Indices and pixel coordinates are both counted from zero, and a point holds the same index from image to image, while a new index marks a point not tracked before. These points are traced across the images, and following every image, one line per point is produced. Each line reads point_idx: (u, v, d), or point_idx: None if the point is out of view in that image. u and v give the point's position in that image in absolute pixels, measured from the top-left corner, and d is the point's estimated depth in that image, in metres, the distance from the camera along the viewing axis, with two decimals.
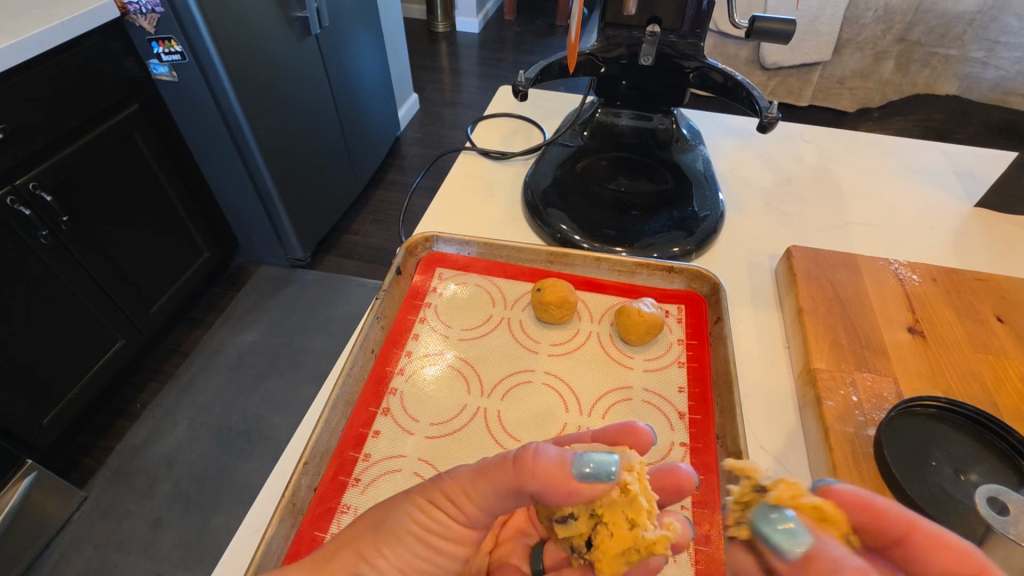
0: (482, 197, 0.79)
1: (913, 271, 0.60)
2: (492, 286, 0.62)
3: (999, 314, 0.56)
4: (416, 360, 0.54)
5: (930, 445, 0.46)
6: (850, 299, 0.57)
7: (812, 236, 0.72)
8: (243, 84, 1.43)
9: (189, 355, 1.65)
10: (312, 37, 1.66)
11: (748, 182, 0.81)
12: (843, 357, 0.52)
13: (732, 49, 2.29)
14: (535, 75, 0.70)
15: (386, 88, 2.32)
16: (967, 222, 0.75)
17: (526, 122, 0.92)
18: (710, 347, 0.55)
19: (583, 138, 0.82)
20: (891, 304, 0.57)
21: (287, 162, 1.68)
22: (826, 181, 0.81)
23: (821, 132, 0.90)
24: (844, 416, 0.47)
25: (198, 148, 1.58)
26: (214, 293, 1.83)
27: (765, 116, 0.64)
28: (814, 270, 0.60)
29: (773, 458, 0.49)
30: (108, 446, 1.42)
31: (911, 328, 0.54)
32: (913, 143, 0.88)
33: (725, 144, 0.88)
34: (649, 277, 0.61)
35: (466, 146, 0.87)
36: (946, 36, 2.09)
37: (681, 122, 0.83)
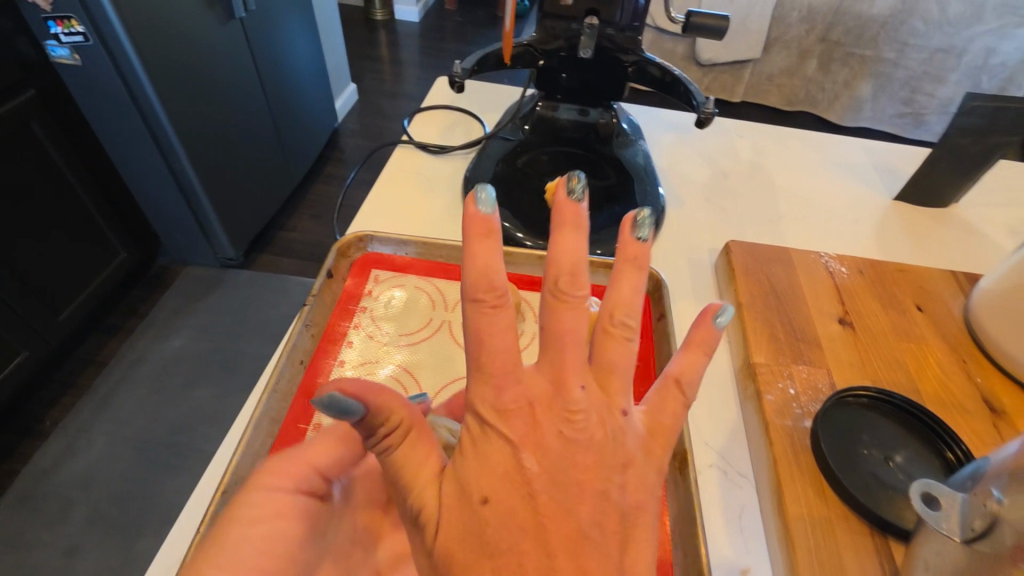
0: (421, 192, 0.76)
1: (842, 264, 0.62)
2: (430, 289, 0.59)
3: (919, 304, 0.59)
4: (351, 370, 0.51)
5: (864, 435, 0.47)
6: (785, 292, 0.59)
7: (749, 230, 0.74)
8: (159, 69, 1.32)
9: (107, 365, 1.51)
10: (236, 21, 1.56)
11: (687, 176, 0.82)
12: (780, 350, 0.53)
13: (669, 45, 2.35)
14: (472, 65, 0.67)
15: (321, 76, 2.22)
16: (887, 215, 0.79)
17: (467, 114, 0.89)
18: (655, 344, 0.55)
19: (524, 132, 0.80)
20: (822, 296, 0.59)
21: (211, 155, 1.57)
22: (760, 175, 0.83)
23: (755, 127, 0.92)
24: (782, 410, 0.48)
25: (107, 139, 1.44)
26: (133, 297, 1.69)
27: (702, 111, 0.64)
28: (751, 264, 0.62)
29: (717, 454, 0.49)
30: (12, 469, 1.29)
31: (841, 320, 0.56)
32: (838, 139, 0.92)
33: (664, 139, 0.88)
34: (593, 275, 0.60)
35: (403, 139, 0.83)
36: (863, 37, 2.22)
37: (621, 116, 0.82)
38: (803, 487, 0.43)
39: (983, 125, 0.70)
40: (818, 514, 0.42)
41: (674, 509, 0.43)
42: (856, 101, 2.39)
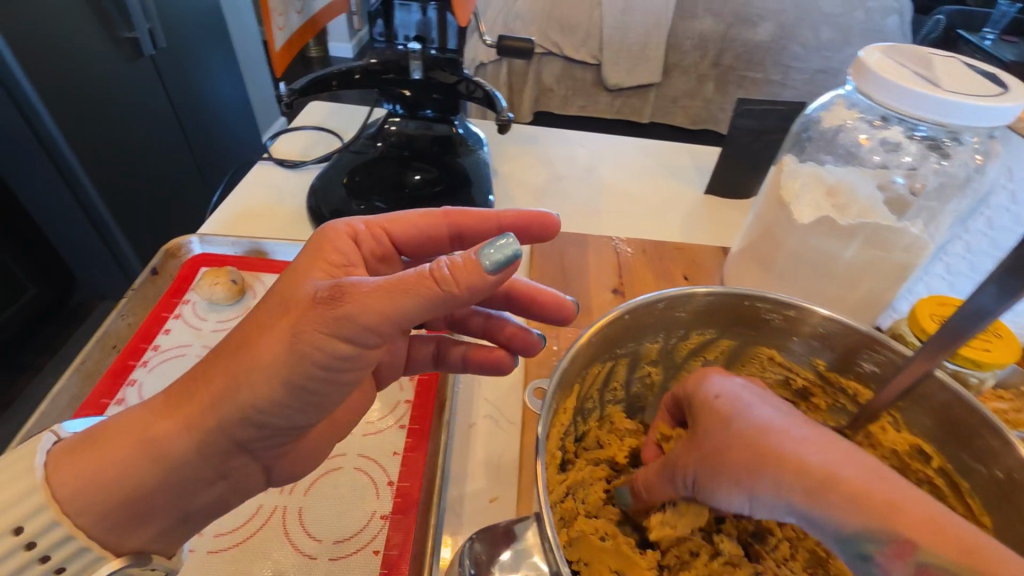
0: (271, 203, 0.82)
1: (629, 245, 0.72)
2: (253, 280, 0.64)
3: (686, 274, 0.68)
4: (162, 352, 0.56)
5: None
6: (572, 269, 0.68)
7: (570, 223, 0.83)
8: (59, 104, 1.43)
9: (11, 406, 1.60)
10: (146, 58, 1.70)
11: (524, 181, 0.91)
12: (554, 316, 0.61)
13: (578, 73, 2.55)
14: (302, 87, 0.75)
15: (242, 109, 2.32)
16: (697, 207, 0.90)
17: (327, 132, 0.97)
18: None
19: (374, 146, 0.88)
20: (603, 272, 0.68)
21: (117, 182, 1.65)
22: (590, 177, 0.93)
23: (596, 138, 1.04)
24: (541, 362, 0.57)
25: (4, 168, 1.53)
26: (46, 334, 1.79)
27: (501, 118, 0.73)
28: (548, 248, 0.70)
29: (492, 405, 0.57)
30: None
31: (615, 290, 0.65)
32: (670, 145, 1.04)
33: (510, 149, 0.98)
34: None
35: (263, 156, 0.90)
36: (750, 61, 2.47)
37: (462, 127, 0.92)
38: None
39: (758, 126, 0.82)
40: None
41: (430, 447, 0.50)
42: None
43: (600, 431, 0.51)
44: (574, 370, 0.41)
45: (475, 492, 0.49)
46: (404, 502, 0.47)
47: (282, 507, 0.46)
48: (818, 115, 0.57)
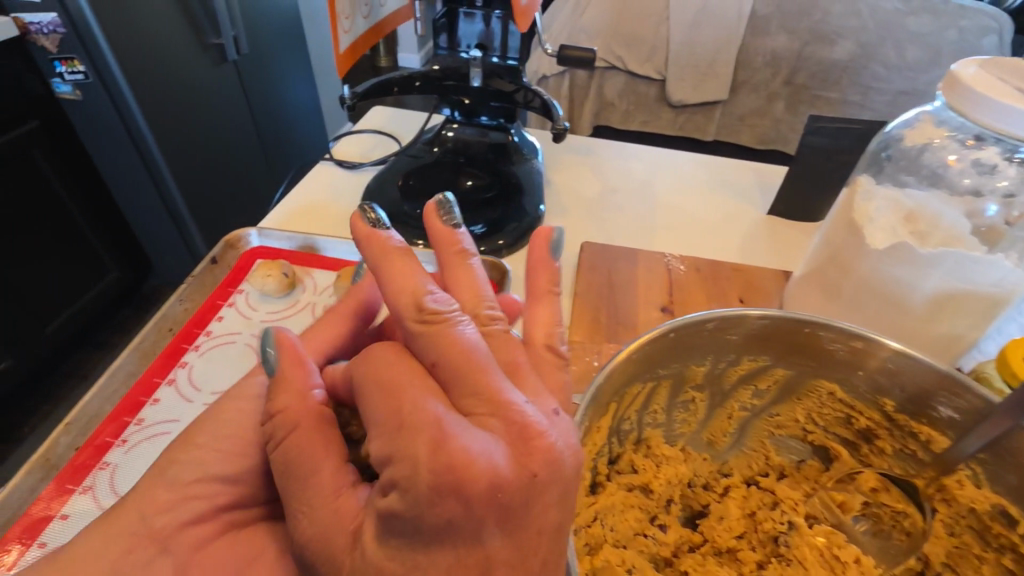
0: (327, 200, 0.84)
1: (682, 262, 0.69)
2: (304, 274, 0.66)
3: (742, 296, 0.65)
4: (214, 338, 0.58)
5: None
6: (619, 284, 0.65)
7: (622, 238, 0.81)
8: (148, 103, 1.55)
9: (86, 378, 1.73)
10: (229, 63, 1.82)
11: (577, 192, 0.90)
12: (597, 331, 0.59)
13: (642, 88, 2.52)
14: (365, 91, 0.77)
15: (312, 113, 2.44)
16: (759, 227, 0.85)
17: (387, 137, 1.00)
18: None
19: (430, 151, 0.89)
20: (653, 289, 0.65)
21: (194, 177, 1.77)
22: (646, 192, 0.91)
23: (654, 152, 1.01)
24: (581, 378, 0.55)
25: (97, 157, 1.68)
26: (121, 315, 1.94)
27: (556, 126, 0.72)
28: (596, 261, 0.69)
29: None
30: None
31: (664, 308, 0.63)
32: (733, 163, 1.00)
33: (565, 160, 0.97)
34: None
35: (326, 157, 0.93)
36: (827, 80, 2.36)
37: (519, 137, 0.92)
38: None
39: (831, 144, 0.77)
40: None
41: None
42: None
43: (634, 455, 0.48)
44: (610, 386, 0.40)
45: None
46: None
47: None
48: (899, 134, 0.53)
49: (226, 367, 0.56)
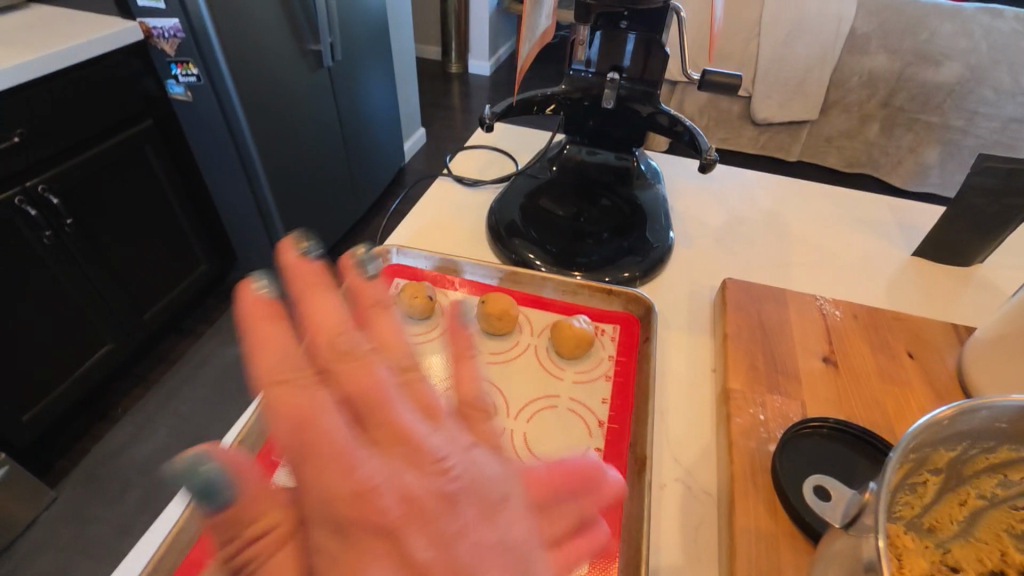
0: (451, 219, 0.84)
1: (837, 307, 0.64)
2: (442, 297, 0.66)
3: (910, 350, 0.60)
4: None
5: (826, 462, 0.48)
6: (772, 328, 0.61)
7: (757, 274, 0.76)
8: (251, 106, 1.61)
9: (175, 365, 1.81)
10: (324, 69, 1.87)
11: (701, 221, 0.86)
12: (756, 380, 0.56)
13: (725, 104, 2.45)
14: (502, 110, 0.76)
15: (392, 118, 2.48)
16: (903, 269, 0.79)
17: (502, 154, 0.99)
18: (637, 363, 0.59)
19: (551, 171, 0.88)
20: (811, 335, 0.61)
21: (285, 177, 1.83)
22: (776, 224, 0.86)
23: (777, 181, 0.96)
24: (748, 432, 0.51)
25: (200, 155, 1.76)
26: (208, 306, 2.02)
27: (705, 157, 0.68)
28: (743, 300, 0.65)
29: (683, 469, 0.52)
30: (84, 449, 1.56)
31: (825, 357, 0.58)
32: (865, 196, 0.93)
33: (685, 185, 0.94)
34: (591, 298, 0.65)
35: (443, 172, 0.93)
36: (928, 103, 2.22)
37: (642, 161, 0.89)
38: (756, 503, 0.46)
39: (1000, 187, 0.70)
40: (766, 529, 0.44)
41: (627, 507, 0.47)
42: (921, 167, 2.36)
43: None
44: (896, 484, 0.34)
45: (672, 567, 0.45)
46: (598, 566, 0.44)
47: None
48: None
49: None
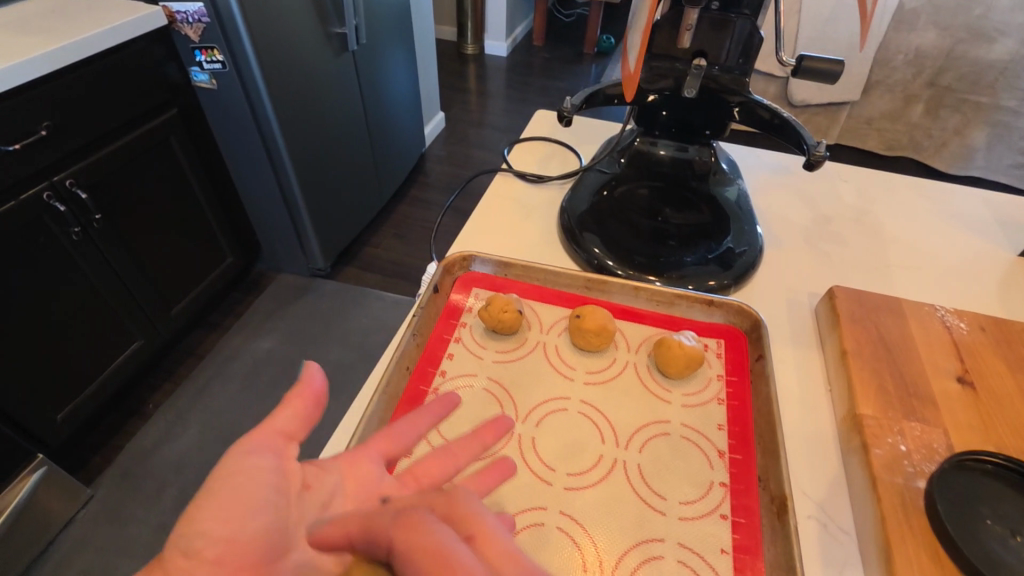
0: (518, 218, 0.79)
1: (961, 319, 0.59)
2: (526, 308, 0.61)
3: None
4: (451, 380, 0.54)
5: (986, 503, 0.44)
6: (895, 343, 0.56)
7: (855, 279, 0.70)
8: (278, 93, 1.55)
9: (204, 359, 1.78)
10: (348, 53, 1.79)
11: (785, 218, 0.80)
12: (889, 404, 0.50)
13: (760, 85, 2.35)
14: (580, 101, 0.70)
15: (413, 103, 2.41)
16: (1012, 270, 0.73)
17: (562, 146, 0.93)
18: (751, 384, 0.54)
19: (620, 165, 0.82)
20: (937, 351, 0.55)
21: (311, 167, 1.77)
22: (866, 222, 0.80)
23: (859, 173, 0.89)
24: (892, 466, 0.46)
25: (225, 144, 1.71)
26: (234, 298, 1.99)
27: (812, 154, 0.62)
28: (857, 311, 0.59)
29: (815, 504, 0.48)
30: (118, 446, 1.54)
31: (960, 378, 0.53)
32: (956, 189, 0.87)
33: (761, 179, 0.88)
34: (689, 309, 0.60)
35: (503, 167, 0.87)
36: (978, 83, 2.12)
37: (719, 155, 0.83)
38: (915, 549, 0.41)
39: None
40: None
41: (770, 555, 0.42)
42: (967, 149, 2.27)
43: None
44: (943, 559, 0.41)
45: None
46: None
47: None
48: None
49: (472, 417, 0.51)
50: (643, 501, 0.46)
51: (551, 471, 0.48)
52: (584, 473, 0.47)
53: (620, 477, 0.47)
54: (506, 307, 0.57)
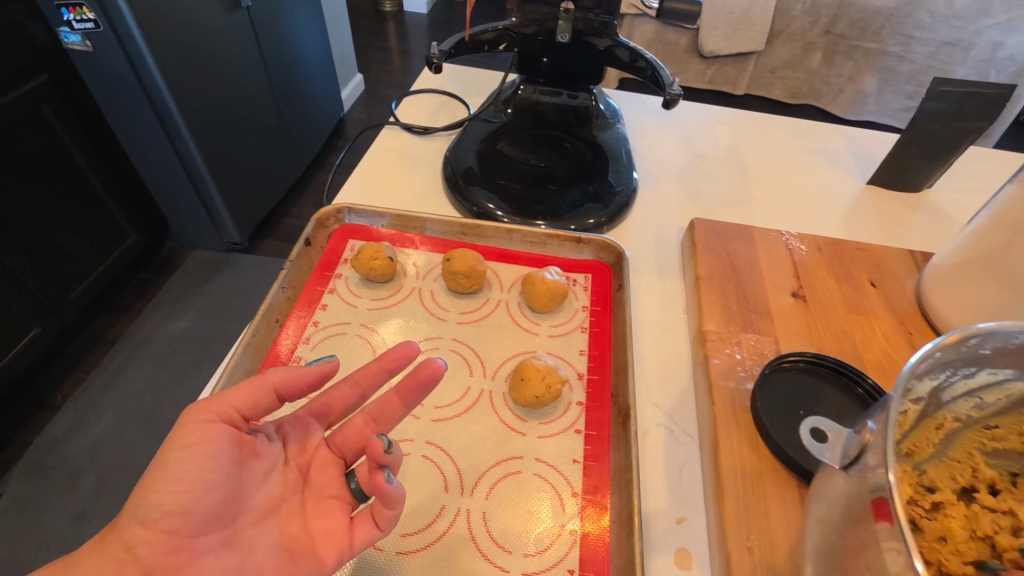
0: (404, 171, 0.79)
1: (802, 241, 0.65)
2: (403, 257, 0.62)
3: (873, 279, 0.61)
4: (324, 329, 0.54)
5: (801, 398, 0.49)
6: (743, 266, 0.61)
7: (721, 213, 0.75)
8: (164, 54, 1.44)
9: (115, 344, 1.69)
10: (241, 10, 1.69)
11: (663, 159, 0.84)
12: (731, 319, 0.55)
13: (671, 36, 2.39)
14: (451, 48, 0.70)
15: (325, 64, 2.30)
16: (859, 198, 0.80)
17: (452, 98, 0.92)
18: (612, 312, 0.57)
19: (506, 114, 0.82)
20: (778, 271, 0.61)
21: (212, 134, 1.67)
22: (736, 160, 0.85)
23: (735, 115, 0.94)
24: (726, 372, 0.51)
25: (108, 110, 1.55)
26: (143, 278, 1.88)
27: (669, 93, 0.65)
28: (713, 240, 0.64)
29: (664, 414, 0.53)
30: (25, 440, 1.46)
31: (795, 293, 0.59)
32: (819, 127, 0.93)
33: (644, 124, 0.91)
34: (560, 248, 0.63)
35: (390, 121, 0.86)
36: (867, 30, 2.24)
37: (601, 100, 0.85)
38: (738, 441, 0.46)
39: (952, 109, 0.71)
40: (749, 466, 0.45)
41: (615, 458, 0.46)
42: (860, 95, 2.41)
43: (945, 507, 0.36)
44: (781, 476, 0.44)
45: (660, 511, 0.46)
46: (595, 515, 0.43)
47: (465, 510, 0.44)
48: None
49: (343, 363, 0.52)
50: (505, 425, 0.49)
51: (418, 405, 0.50)
52: (452, 404, 0.50)
53: (484, 405, 0.50)
54: (377, 254, 0.57)
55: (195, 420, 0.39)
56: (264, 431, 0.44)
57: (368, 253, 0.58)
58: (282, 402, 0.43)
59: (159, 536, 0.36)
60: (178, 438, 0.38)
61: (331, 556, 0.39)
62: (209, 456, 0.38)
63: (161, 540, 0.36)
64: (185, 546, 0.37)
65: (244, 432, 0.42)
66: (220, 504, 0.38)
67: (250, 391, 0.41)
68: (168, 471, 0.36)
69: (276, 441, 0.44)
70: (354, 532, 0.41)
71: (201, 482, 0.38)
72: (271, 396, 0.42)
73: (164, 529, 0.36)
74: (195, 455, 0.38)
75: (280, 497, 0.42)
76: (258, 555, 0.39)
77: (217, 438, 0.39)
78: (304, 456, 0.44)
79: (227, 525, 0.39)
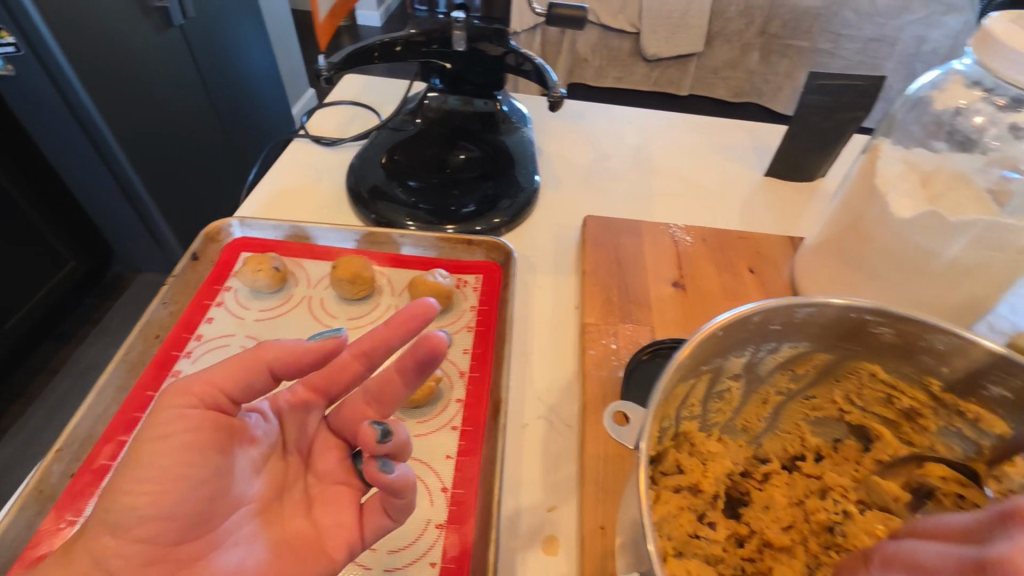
0: (310, 182, 0.79)
1: (688, 233, 0.67)
2: (295, 266, 0.62)
3: (752, 267, 0.63)
4: (206, 342, 0.55)
5: None
6: (628, 260, 0.63)
7: (621, 210, 0.78)
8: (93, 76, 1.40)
9: (54, 373, 1.64)
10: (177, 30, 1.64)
11: (570, 161, 0.86)
12: (610, 311, 0.57)
13: (614, 42, 2.45)
14: (342, 60, 0.71)
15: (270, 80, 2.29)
16: (755, 190, 0.84)
17: (365, 108, 0.93)
18: (498, 311, 0.59)
19: (412, 123, 0.83)
20: (662, 263, 0.63)
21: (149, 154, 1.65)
22: (641, 159, 0.88)
23: (644, 115, 0.97)
24: (601, 362, 0.53)
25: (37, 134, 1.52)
26: (85, 304, 1.83)
27: (552, 94, 0.68)
28: (602, 235, 0.66)
29: (546, 406, 0.54)
30: None
31: (675, 283, 0.61)
32: (724, 123, 0.97)
33: (554, 127, 0.93)
34: (452, 251, 0.64)
35: (300, 133, 0.87)
36: (799, 29, 2.32)
37: (505, 104, 0.86)
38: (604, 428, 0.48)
39: (830, 102, 0.74)
40: (612, 453, 0.46)
41: (485, 452, 0.47)
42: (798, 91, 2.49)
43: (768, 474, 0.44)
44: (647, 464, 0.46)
45: (532, 504, 0.47)
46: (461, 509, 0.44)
47: None
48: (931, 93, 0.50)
49: None
50: None
51: None
52: None
53: None
54: (264, 262, 0.58)
55: (170, 406, 0.36)
56: (257, 410, 0.41)
57: (258, 259, 0.58)
58: (276, 378, 0.40)
59: (133, 546, 0.33)
60: (153, 425, 0.35)
61: (341, 553, 0.38)
62: (188, 445, 0.35)
63: (136, 552, 0.33)
64: (170, 557, 0.34)
65: (231, 416, 0.39)
66: (206, 502, 0.35)
67: (240, 365, 0.38)
68: (138, 469, 0.33)
69: (271, 420, 0.42)
70: (363, 524, 0.39)
71: (182, 481, 0.34)
72: (264, 373, 0.39)
73: (138, 538, 0.33)
74: (171, 455, 0.34)
75: (271, 495, 0.39)
76: (267, 554, 0.36)
77: (194, 421, 0.36)
78: (304, 437, 0.43)
79: (220, 525, 0.36)
